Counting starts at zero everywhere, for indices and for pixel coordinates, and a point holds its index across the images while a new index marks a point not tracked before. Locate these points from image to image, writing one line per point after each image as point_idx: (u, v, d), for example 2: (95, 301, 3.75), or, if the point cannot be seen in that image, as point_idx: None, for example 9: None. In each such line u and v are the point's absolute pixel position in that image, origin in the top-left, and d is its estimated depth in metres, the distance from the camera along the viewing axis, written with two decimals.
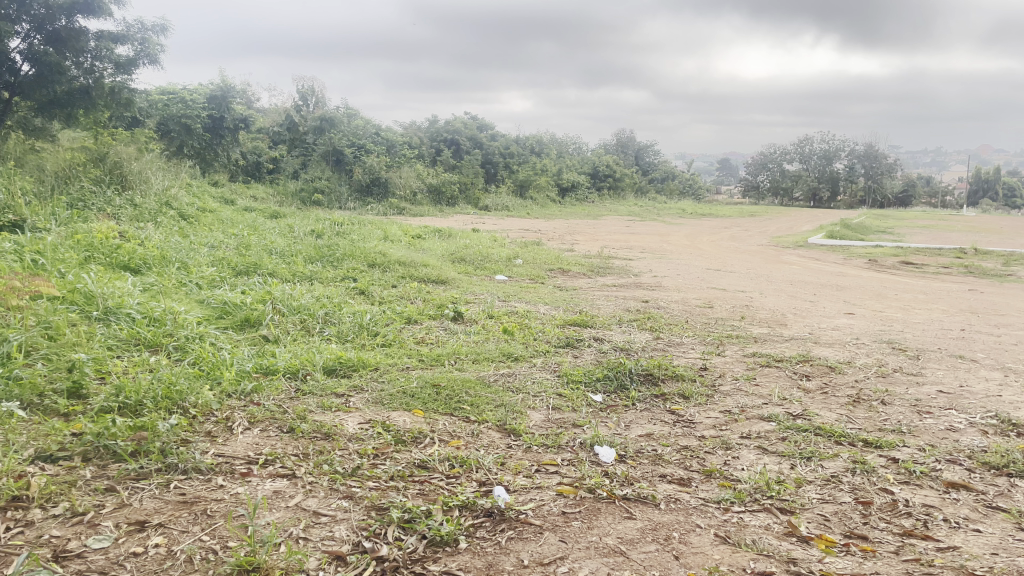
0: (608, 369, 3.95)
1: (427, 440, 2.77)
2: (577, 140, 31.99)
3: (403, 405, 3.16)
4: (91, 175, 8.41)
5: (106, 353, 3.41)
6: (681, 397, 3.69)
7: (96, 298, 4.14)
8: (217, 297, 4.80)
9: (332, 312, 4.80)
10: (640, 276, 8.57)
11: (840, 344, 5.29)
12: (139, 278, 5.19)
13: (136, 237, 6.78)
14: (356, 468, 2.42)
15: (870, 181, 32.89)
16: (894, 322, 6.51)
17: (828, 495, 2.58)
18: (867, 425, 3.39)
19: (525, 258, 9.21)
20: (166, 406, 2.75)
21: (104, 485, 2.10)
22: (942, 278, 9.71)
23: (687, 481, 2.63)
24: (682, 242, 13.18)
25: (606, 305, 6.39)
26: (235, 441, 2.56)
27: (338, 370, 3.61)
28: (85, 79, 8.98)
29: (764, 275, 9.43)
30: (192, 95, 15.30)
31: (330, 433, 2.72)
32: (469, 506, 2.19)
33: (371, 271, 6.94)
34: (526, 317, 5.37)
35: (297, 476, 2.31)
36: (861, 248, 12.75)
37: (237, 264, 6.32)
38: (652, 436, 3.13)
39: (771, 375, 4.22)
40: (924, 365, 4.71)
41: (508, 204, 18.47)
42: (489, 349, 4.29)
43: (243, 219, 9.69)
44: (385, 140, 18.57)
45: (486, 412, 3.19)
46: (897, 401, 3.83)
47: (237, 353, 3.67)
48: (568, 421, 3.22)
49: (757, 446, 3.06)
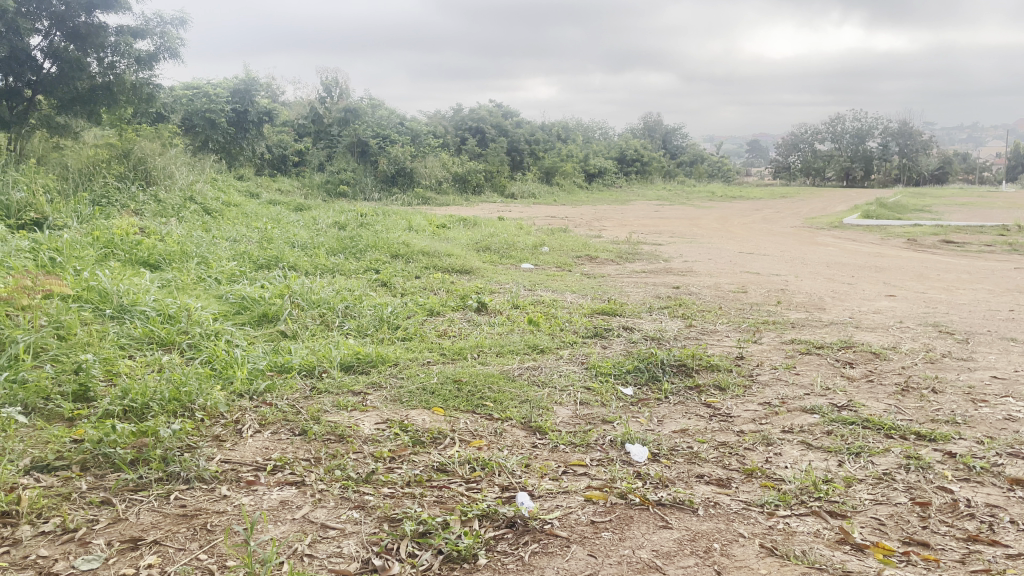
0: (639, 360, 3.75)
1: (447, 440, 2.61)
2: (603, 125, 31.62)
3: (423, 403, 3.00)
4: (115, 171, 8.40)
5: (117, 354, 3.30)
6: (717, 389, 3.49)
7: (110, 296, 4.04)
8: (235, 292, 4.67)
9: (352, 305, 4.66)
10: (670, 261, 8.32)
11: (882, 328, 5.05)
12: (158, 274, 5.08)
13: (158, 232, 6.69)
14: (370, 473, 2.27)
15: (905, 159, 32.17)
16: (939, 304, 6.22)
17: (881, 496, 2.37)
18: (919, 416, 3.17)
19: (552, 245, 9.00)
20: (172, 409, 2.62)
21: (99, 497, 1.97)
22: (986, 256, 9.35)
23: (726, 481, 2.44)
24: (712, 226, 12.87)
25: (636, 292, 6.18)
26: (244, 445, 2.42)
27: (355, 367, 3.46)
28: (105, 76, 8.84)
29: (798, 258, 9.14)
30: (216, 89, 15.12)
31: (343, 434, 2.57)
32: (490, 516, 2.02)
33: (394, 261, 6.80)
34: (552, 306, 5.19)
35: (306, 483, 2.17)
36: (899, 228, 12.36)
37: (258, 257, 6.21)
38: (687, 432, 2.94)
39: (812, 364, 4.00)
40: (974, 350, 4.44)
41: (534, 192, 18.25)
42: (513, 340, 4.11)
43: (266, 212, 9.60)
44: (411, 130, 18.35)
45: (510, 409, 3.01)
46: (949, 389, 3.59)
47: (251, 350, 3.53)
48: (596, 416, 3.05)
49: (801, 442, 2.86)
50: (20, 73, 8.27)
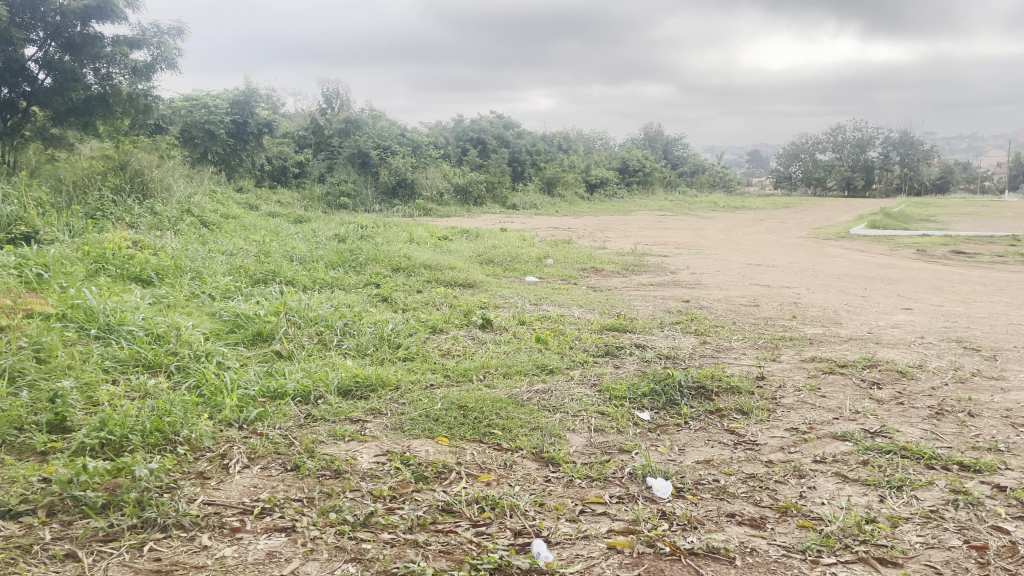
0: (655, 382, 3.53)
1: (453, 475, 2.39)
2: (604, 135, 31.47)
3: (426, 432, 2.78)
4: (110, 183, 8.21)
5: (100, 378, 3.10)
6: (740, 414, 3.27)
7: (97, 315, 3.84)
8: (228, 309, 4.46)
9: (352, 323, 4.45)
10: (677, 273, 8.12)
11: (904, 344, 4.84)
12: (149, 290, 4.88)
13: (152, 246, 6.49)
14: (369, 515, 2.06)
15: (906, 169, 32.04)
16: (958, 318, 6.01)
17: (933, 538, 2.16)
18: (959, 443, 2.95)
19: (556, 257, 8.79)
20: (153, 442, 2.41)
21: (64, 550, 1.77)
22: (998, 266, 9.16)
23: (760, 521, 2.22)
24: (717, 236, 12.69)
25: (645, 306, 5.97)
26: (230, 484, 2.21)
27: (353, 392, 3.24)
28: (101, 87, 8.66)
29: (808, 269, 8.93)
30: (215, 100, 14.94)
31: (340, 470, 2.35)
32: (502, 571, 1.82)
33: (395, 275, 6.60)
34: (559, 322, 4.98)
35: (297, 530, 1.96)
36: (907, 238, 12.15)
37: (254, 272, 6.00)
38: (711, 463, 2.72)
39: (837, 384, 3.78)
40: (1004, 368, 4.22)
41: (535, 203, 18.09)
42: (521, 360, 3.89)
43: (266, 224, 9.43)
44: (411, 141, 18.21)
45: (520, 437, 2.80)
46: (986, 411, 3.37)
47: (243, 373, 3.31)
48: (613, 445, 2.83)
49: (836, 474, 2.64)
50: (14, 83, 8.09)
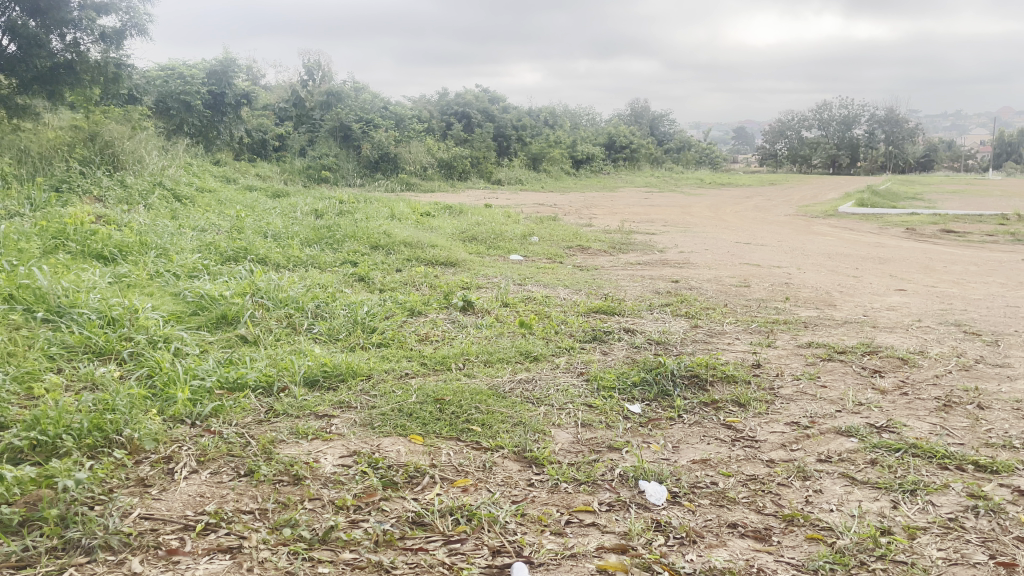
0: (646, 371, 3.30)
1: (425, 480, 2.16)
2: (590, 111, 31.04)
3: (398, 429, 2.54)
4: (78, 155, 7.83)
5: (43, 367, 2.82)
6: (736, 406, 3.05)
7: (47, 296, 3.54)
8: (193, 289, 4.18)
9: (325, 305, 4.19)
10: (666, 252, 7.90)
11: (903, 328, 4.64)
12: (109, 269, 4.57)
13: (118, 220, 6.16)
14: (328, 530, 1.82)
15: (891, 147, 31.89)
16: (953, 300, 5.83)
17: (955, 552, 1.96)
18: (971, 440, 2.75)
19: (541, 234, 8.53)
20: (90, 444, 2.15)
21: None
22: (990, 246, 9.00)
23: (765, 533, 2.01)
24: (705, 214, 12.46)
25: (634, 287, 5.74)
26: (172, 493, 1.96)
27: (321, 383, 3.00)
28: (68, 54, 8.23)
29: (798, 248, 8.73)
30: (192, 70, 14.44)
31: (299, 475, 2.10)
32: None
33: (373, 253, 6.33)
34: (544, 304, 4.73)
35: (244, 550, 1.73)
36: (896, 216, 11.98)
37: (225, 249, 5.71)
38: (708, 462, 2.51)
39: (837, 373, 3.57)
40: (1009, 354, 4.03)
41: (520, 178, 17.78)
42: (503, 346, 3.65)
43: (242, 199, 9.08)
44: (394, 114, 17.79)
45: (501, 434, 2.56)
46: (996, 403, 3.17)
47: (200, 362, 3.04)
48: (602, 441, 2.61)
49: (843, 475, 2.43)
50: None
